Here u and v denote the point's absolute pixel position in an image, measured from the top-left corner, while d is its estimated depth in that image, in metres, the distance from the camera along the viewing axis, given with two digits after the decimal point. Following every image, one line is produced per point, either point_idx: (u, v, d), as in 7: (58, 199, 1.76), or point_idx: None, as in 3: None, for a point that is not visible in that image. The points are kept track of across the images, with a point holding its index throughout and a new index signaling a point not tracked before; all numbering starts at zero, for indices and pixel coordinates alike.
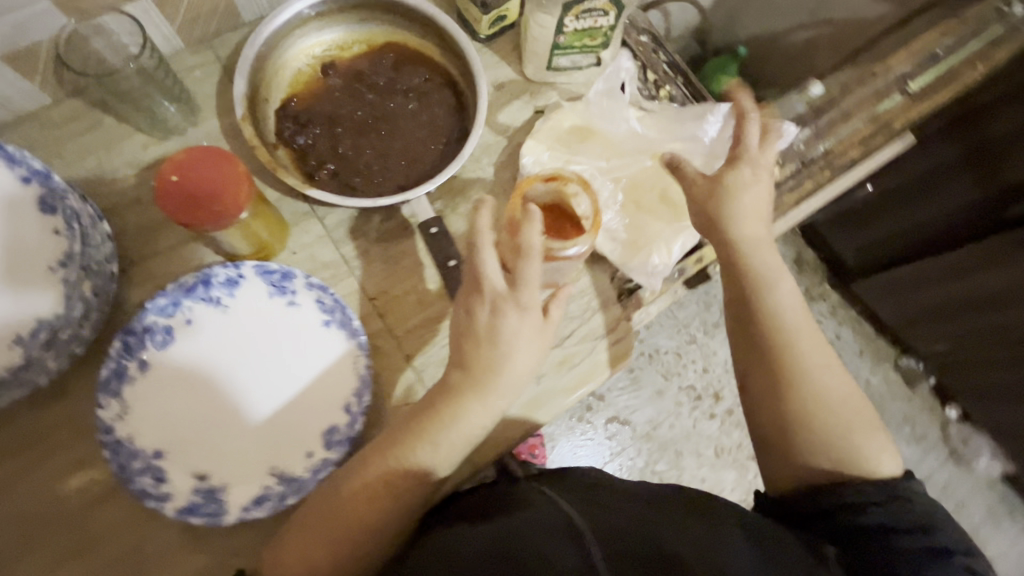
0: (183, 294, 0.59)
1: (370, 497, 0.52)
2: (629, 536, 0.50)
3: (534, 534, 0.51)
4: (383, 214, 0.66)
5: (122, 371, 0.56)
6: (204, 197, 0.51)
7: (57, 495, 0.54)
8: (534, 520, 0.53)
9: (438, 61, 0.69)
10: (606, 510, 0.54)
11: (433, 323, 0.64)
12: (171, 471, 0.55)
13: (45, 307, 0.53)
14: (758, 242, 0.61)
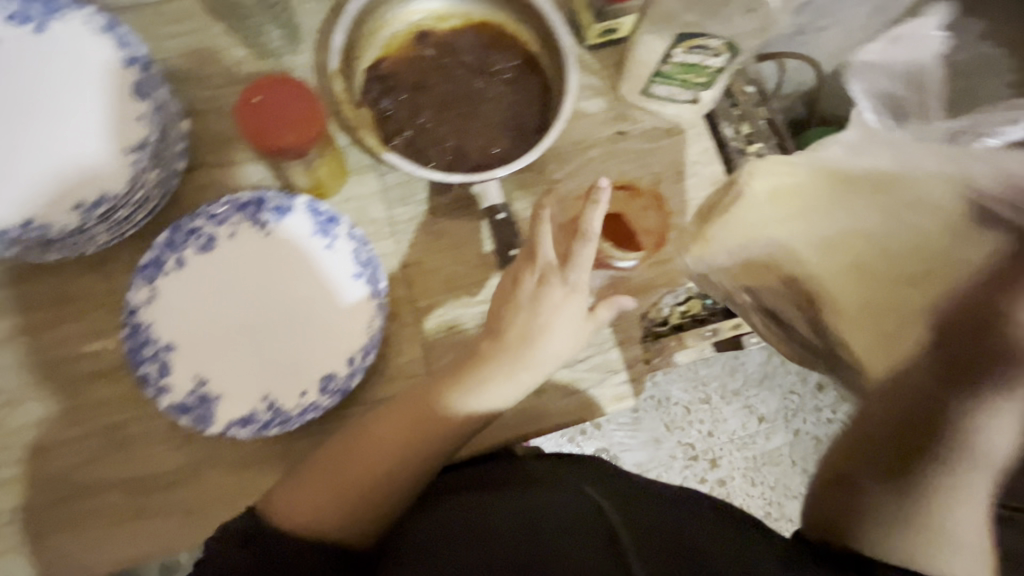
0: (235, 209, 0.61)
1: (382, 449, 0.54)
2: (654, 529, 0.53)
3: (553, 517, 0.55)
4: (440, 188, 0.66)
5: (160, 263, 0.59)
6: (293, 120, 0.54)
7: (71, 356, 0.57)
8: (559, 504, 0.58)
9: (530, 48, 0.68)
10: (637, 515, 0.56)
11: (456, 306, 0.64)
12: (175, 367, 0.58)
13: (111, 185, 0.57)
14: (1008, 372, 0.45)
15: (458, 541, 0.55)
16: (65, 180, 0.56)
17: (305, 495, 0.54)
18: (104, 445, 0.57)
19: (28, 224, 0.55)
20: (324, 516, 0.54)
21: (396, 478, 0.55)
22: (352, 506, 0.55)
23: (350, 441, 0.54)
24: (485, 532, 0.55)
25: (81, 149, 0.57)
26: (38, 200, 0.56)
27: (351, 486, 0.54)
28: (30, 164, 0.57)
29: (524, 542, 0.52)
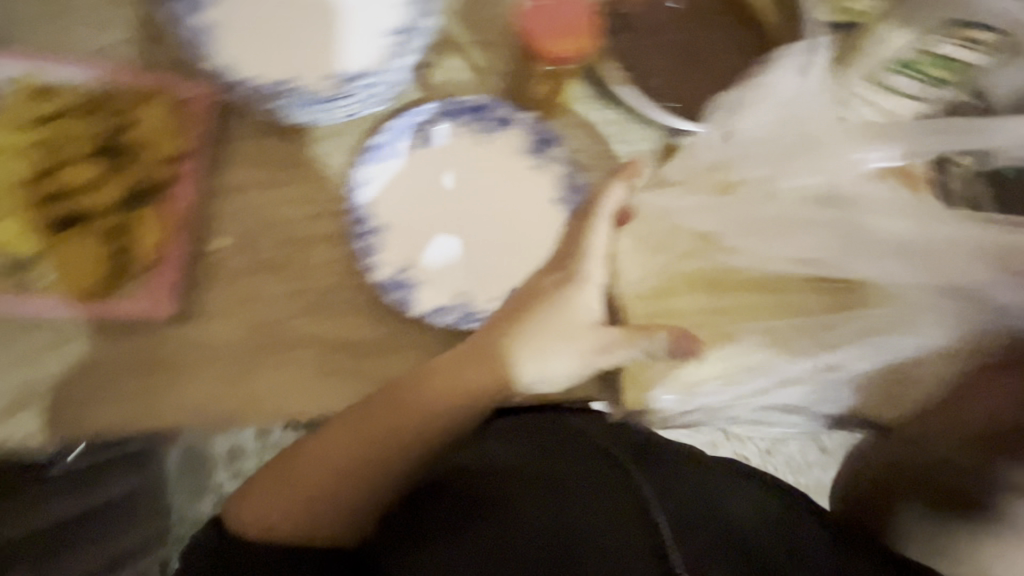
0: (457, 112, 0.64)
1: (323, 466, 0.55)
2: (690, 496, 0.48)
3: (580, 470, 0.50)
4: (648, 134, 0.67)
5: (386, 146, 0.62)
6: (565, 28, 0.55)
7: (291, 216, 0.61)
8: (587, 463, 0.50)
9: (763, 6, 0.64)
10: (674, 486, 0.49)
11: None
12: (383, 246, 0.60)
13: (365, 62, 0.59)
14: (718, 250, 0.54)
15: (468, 517, 0.49)
16: (321, 48, 0.58)
17: (269, 499, 0.55)
18: (292, 312, 0.59)
19: (288, 83, 0.57)
20: (273, 522, 0.55)
21: (372, 473, 0.55)
22: (314, 502, 0.55)
23: (287, 469, 0.56)
24: (508, 509, 0.48)
25: (340, 23, 0.59)
26: (293, 62, 0.58)
27: (300, 493, 0.55)
28: (293, 26, 0.58)
29: (544, 520, 0.47)
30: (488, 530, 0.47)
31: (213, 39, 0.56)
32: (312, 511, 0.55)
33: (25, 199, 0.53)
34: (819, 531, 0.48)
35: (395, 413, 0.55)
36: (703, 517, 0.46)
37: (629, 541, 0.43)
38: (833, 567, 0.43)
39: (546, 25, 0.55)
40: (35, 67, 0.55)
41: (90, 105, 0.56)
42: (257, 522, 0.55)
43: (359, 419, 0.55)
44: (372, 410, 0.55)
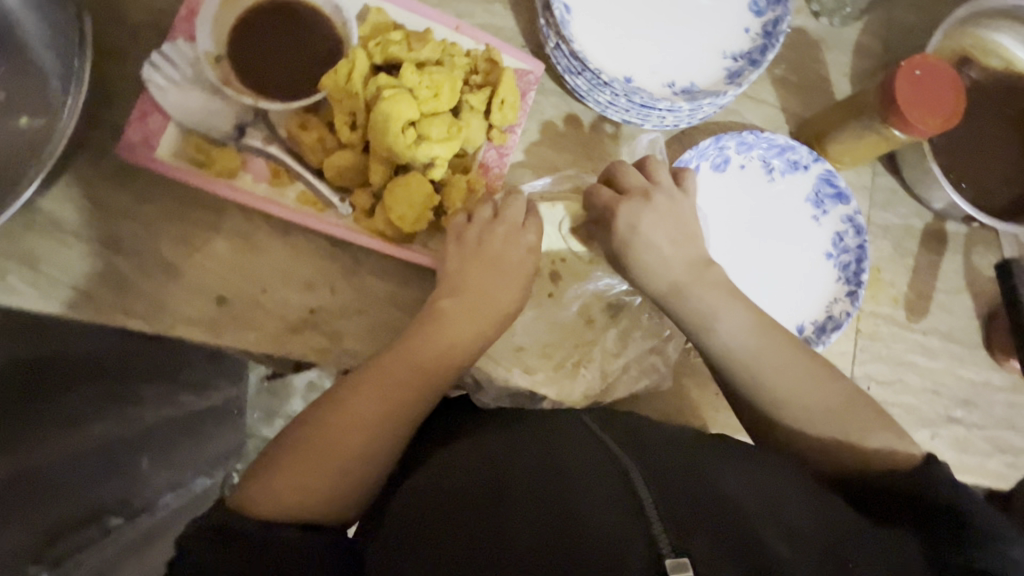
0: (764, 146, 0.64)
1: (368, 417, 0.47)
2: (681, 480, 0.42)
3: (580, 463, 0.44)
4: (918, 211, 0.69)
5: (688, 163, 0.62)
6: (935, 94, 0.53)
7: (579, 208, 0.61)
8: (582, 461, 0.44)
9: None
10: (653, 450, 0.46)
11: (889, 320, 0.67)
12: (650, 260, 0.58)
13: (703, 80, 0.59)
14: (401, 281, 0.59)
15: (469, 511, 0.42)
16: (664, 56, 0.59)
17: (287, 481, 0.44)
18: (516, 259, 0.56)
19: (625, 81, 0.58)
20: (310, 504, 0.43)
21: (377, 456, 0.47)
22: (342, 478, 0.45)
23: (323, 424, 0.46)
24: (506, 504, 0.42)
25: (686, 36, 0.60)
26: (638, 65, 0.59)
27: (331, 469, 0.45)
28: (640, 25, 0.59)
29: (543, 515, 0.40)
30: (466, 484, 0.45)
31: (571, 22, 0.57)
32: (337, 485, 0.45)
33: (389, 139, 0.52)
34: (820, 502, 0.42)
35: (463, 314, 0.53)
36: (688, 491, 0.41)
37: (619, 515, 0.38)
38: (759, 489, 0.42)
39: (914, 91, 0.53)
40: (395, 10, 0.59)
41: (452, 58, 0.57)
42: (268, 497, 0.42)
43: (430, 343, 0.51)
44: (398, 358, 0.50)
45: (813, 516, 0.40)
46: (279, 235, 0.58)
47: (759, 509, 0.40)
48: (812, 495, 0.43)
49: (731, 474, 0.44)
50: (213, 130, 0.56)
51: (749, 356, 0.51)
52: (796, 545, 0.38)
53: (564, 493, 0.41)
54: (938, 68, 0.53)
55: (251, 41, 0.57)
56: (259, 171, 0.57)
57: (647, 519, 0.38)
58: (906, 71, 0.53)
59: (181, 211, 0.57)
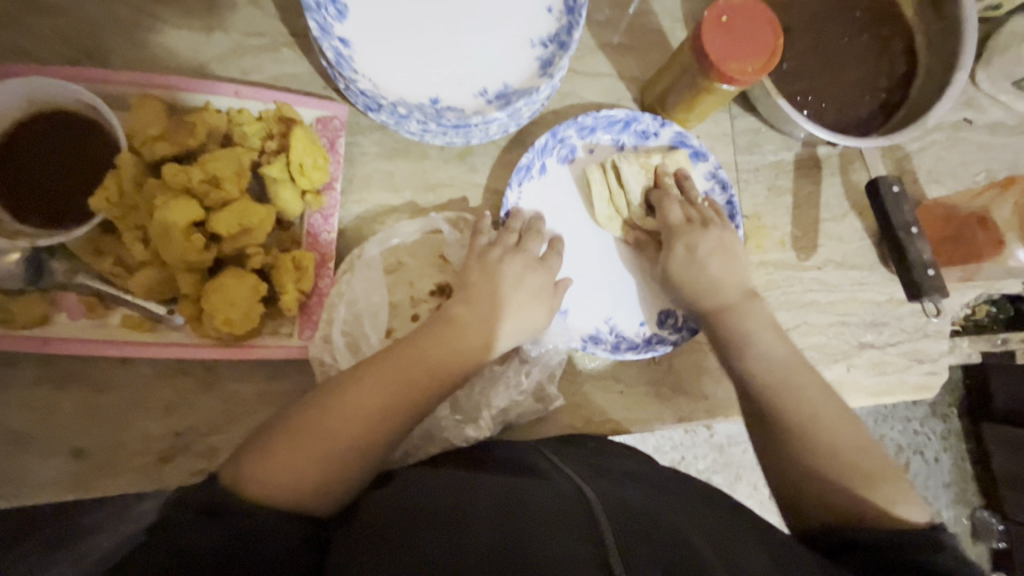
0: (605, 125, 0.60)
1: (371, 402, 0.47)
2: (644, 520, 0.41)
3: (538, 500, 0.42)
4: (786, 143, 0.66)
5: (530, 166, 0.59)
6: (746, 38, 0.49)
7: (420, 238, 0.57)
8: (552, 499, 0.43)
9: (902, 12, 0.65)
10: (612, 484, 0.47)
11: (782, 264, 0.65)
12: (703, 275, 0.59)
13: (515, 75, 0.54)
14: (257, 377, 0.55)
15: (420, 526, 0.40)
16: (467, 63, 0.54)
17: (286, 446, 0.45)
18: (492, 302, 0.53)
19: (432, 104, 0.53)
20: (300, 477, 0.44)
21: (376, 445, 0.47)
22: (325, 475, 0.44)
23: (324, 408, 0.47)
24: (462, 522, 0.40)
25: (485, 33, 0.54)
26: (440, 81, 0.53)
27: (333, 441, 0.45)
28: (432, 36, 0.53)
29: (495, 533, 0.39)
30: (421, 503, 0.43)
31: (353, 57, 0.52)
32: (321, 478, 0.44)
33: (180, 250, 0.47)
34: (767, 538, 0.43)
35: (471, 325, 0.52)
36: (654, 535, 0.39)
37: (571, 537, 0.38)
38: (712, 534, 0.41)
39: (725, 43, 0.49)
40: (166, 90, 0.53)
41: (240, 129, 0.52)
42: (260, 473, 0.43)
43: (413, 354, 0.50)
44: (394, 365, 0.49)
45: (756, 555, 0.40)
46: (121, 364, 0.54)
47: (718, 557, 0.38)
48: (764, 535, 0.43)
49: (702, 531, 0.42)
50: (7, 283, 0.51)
51: (799, 374, 0.51)
52: None
53: (521, 521, 0.40)
54: (742, 10, 0.49)
55: (15, 172, 0.51)
56: (75, 308, 0.53)
57: (604, 545, 0.37)
58: (711, 23, 0.49)
59: (8, 372, 0.53)
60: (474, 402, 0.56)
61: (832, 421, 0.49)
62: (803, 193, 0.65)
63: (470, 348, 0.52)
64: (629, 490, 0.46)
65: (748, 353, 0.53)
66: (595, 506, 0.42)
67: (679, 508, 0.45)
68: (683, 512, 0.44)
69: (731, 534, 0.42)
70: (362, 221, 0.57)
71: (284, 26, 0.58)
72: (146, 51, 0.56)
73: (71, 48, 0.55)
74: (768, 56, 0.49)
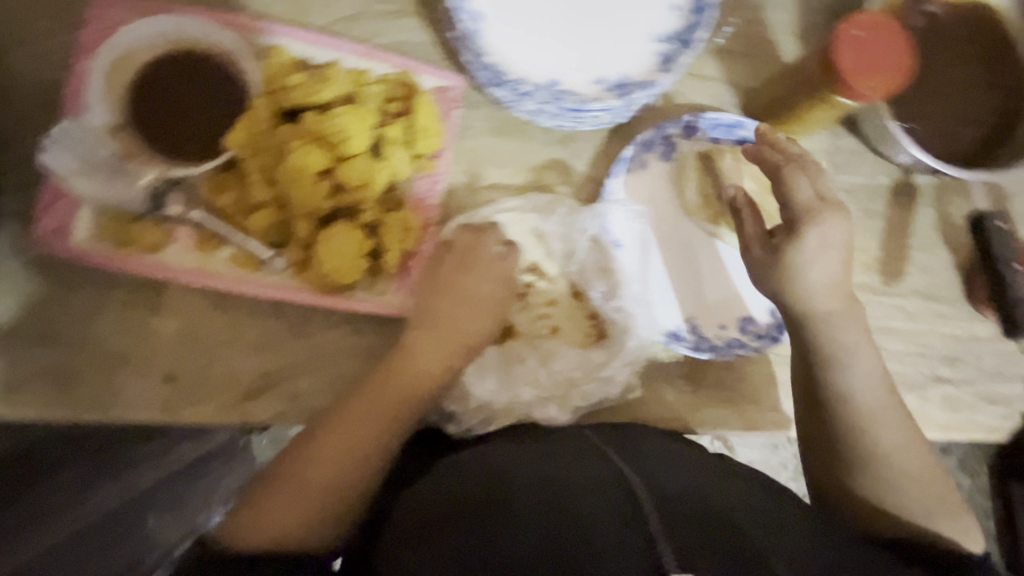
0: (709, 127, 0.60)
1: (328, 460, 0.48)
2: (690, 504, 0.43)
3: (585, 485, 0.44)
4: (883, 168, 0.65)
5: (632, 159, 0.59)
6: (876, 53, 0.49)
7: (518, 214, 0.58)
8: (594, 487, 0.44)
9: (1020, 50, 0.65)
10: (658, 465, 0.48)
11: (866, 286, 0.64)
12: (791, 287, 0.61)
13: (634, 67, 0.55)
14: (347, 330, 0.57)
15: (457, 517, 0.43)
16: (589, 50, 0.55)
17: (269, 507, 0.47)
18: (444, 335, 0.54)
19: (551, 86, 0.54)
20: (291, 529, 0.47)
21: (352, 487, 0.49)
22: (309, 523, 0.47)
23: (295, 463, 0.48)
24: (505, 510, 0.42)
25: (610, 23, 0.55)
26: (561, 64, 0.55)
27: (304, 506, 0.47)
28: (559, 20, 0.55)
29: (545, 523, 0.41)
30: (466, 486, 0.46)
31: (484, 31, 0.53)
32: (307, 526, 0.47)
33: (306, 194, 0.50)
34: (825, 533, 0.43)
35: (427, 352, 0.53)
36: (695, 515, 0.41)
37: (621, 525, 0.40)
38: (755, 509, 0.44)
39: (854, 57, 0.49)
40: (299, 44, 0.56)
41: (365, 88, 0.54)
42: (249, 532, 0.46)
43: (370, 391, 0.51)
44: (352, 412, 0.50)
45: (814, 548, 0.41)
46: (220, 300, 0.56)
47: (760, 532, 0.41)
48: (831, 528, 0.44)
49: (741, 506, 0.44)
50: (130, 206, 0.54)
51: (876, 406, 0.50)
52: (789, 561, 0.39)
53: (566, 514, 0.41)
54: (874, 26, 0.49)
55: (150, 104, 0.53)
56: (186, 240, 0.55)
57: (652, 532, 0.39)
58: (842, 37, 0.49)
59: (112, 292, 0.55)
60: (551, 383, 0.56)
61: (897, 448, 0.50)
62: (895, 219, 0.65)
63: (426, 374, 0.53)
64: (672, 471, 0.47)
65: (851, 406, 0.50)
66: (637, 489, 0.43)
67: (715, 483, 0.47)
68: (719, 486, 0.47)
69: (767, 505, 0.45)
70: (464, 191, 0.58)
71: None
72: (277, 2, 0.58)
73: None
74: (897, 73, 0.49)
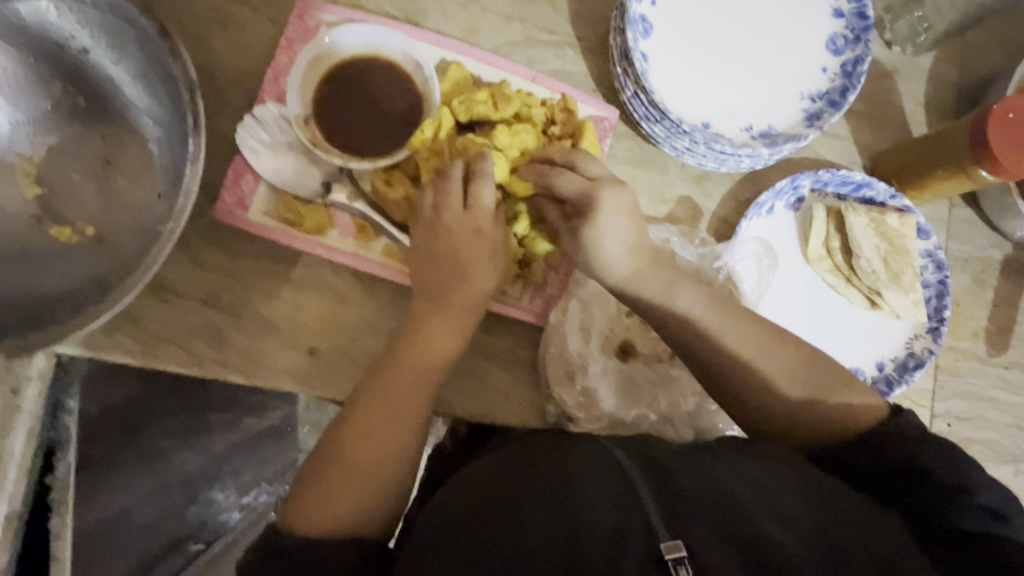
0: (839, 183, 0.64)
1: (368, 438, 0.48)
2: (689, 487, 0.43)
3: (590, 474, 0.44)
4: (997, 242, 0.68)
5: (765, 205, 0.63)
6: None
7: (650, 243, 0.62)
8: (592, 474, 0.44)
9: None
10: (662, 453, 0.47)
11: (971, 353, 0.66)
12: (910, 343, 0.63)
13: (782, 119, 0.59)
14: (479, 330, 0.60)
15: (476, 509, 0.43)
16: (742, 99, 0.59)
17: (317, 500, 0.45)
18: (466, 313, 0.54)
19: (704, 127, 0.58)
20: (346, 524, 0.45)
21: (391, 472, 0.48)
22: (364, 509, 0.46)
23: (330, 454, 0.48)
24: (517, 507, 0.42)
25: (764, 76, 0.60)
26: (715, 109, 0.59)
27: (354, 490, 0.46)
28: (718, 69, 0.59)
29: (552, 509, 0.42)
30: (484, 482, 0.46)
31: (650, 71, 0.57)
32: (361, 511, 0.46)
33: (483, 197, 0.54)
34: (806, 482, 0.45)
35: (445, 332, 0.52)
36: (701, 503, 0.42)
37: (621, 511, 0.41)
38: (755, 482, 0.44)
39: (1006, 136, 0.53)
40: (475, 63, 0.61)
41: (531, 109, 0.59)
42: (302, 519, 0.45)
43: (391, 371, 0.50)
44: (374, 390, 0.50)
45: (805, 511, 0.42)
46: (366, 285, 0.60)
47: (762, 511, 0.42)
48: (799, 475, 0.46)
49: (743, 485, 0.44)
50: (304, 189, 0.58)
51: (764, 369, 0.51)
52: (791, 533, 0.40)
53: (573, 504, 0.42)
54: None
55: (336, 100, 0.58)
56: (346, 226, 0.59)
57: (653, 526, 0.40)
58: (997, 116, 0.53)
59: (272, 268, 0.59)
60: (668, 406, 0.59)
61: (784, 386, 0.51)
62: (1005, 292, 0.67)
63: (445, 351, 0.52)
64: (672, 455, 0.47)
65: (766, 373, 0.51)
66: (636, 484, 0.43)
67: (709, 458, 0.46)
68: (718, 463, 0.46)
69: (767, 478, 0.45)
70: None
71: (576, 29, 0.65)
72: (456, 23, 0.63)
73: (395, 5, 0.63)
74: None
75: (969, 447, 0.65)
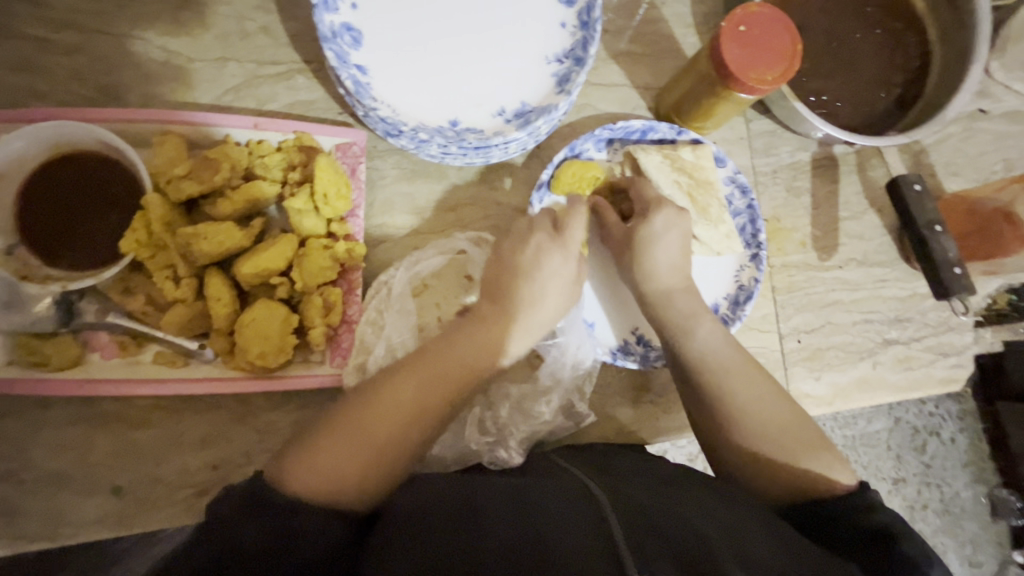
0: (622, 135, 0.59)
1: (398, 400, 0.44)
2: (646, 515, 0.37)
3: (561, 503, 0.38)
4: (802, 144, 0.65)
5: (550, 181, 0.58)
6: (763, 44, 0.49)
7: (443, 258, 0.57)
8: (563, 505, 0.38)
9: (916, 6, 0.65)
10: (626, 485, 0.42)
11: (804, 263, 0.65)
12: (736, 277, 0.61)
13: (534, 90, 0.54)
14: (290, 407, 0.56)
15: (433, 525, 0.36)
16: (485, 82, 0.54)
17: (323, 449, 0.42)
18: (500, 328, 0.50)
19: (451, 126, 0.53)
20: (341, 483, 0.41)
21: (392, 464, 0.43)
22: (360, 476, 0.42)
23: (358, 403, 0.44)
24: (479, 520, 0.36)
25: (500, 50, 0.54)
26: (458, 102, 0.53)
27: (365, 444, 0.42)
28: (449, 58, 0.54)
29: (517, 522, 0.36)
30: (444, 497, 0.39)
31: (371, 84, 0.52)
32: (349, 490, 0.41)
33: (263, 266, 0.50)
34: (772, 527, 0.38)
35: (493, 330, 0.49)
36: (662, 535, 0.35)
37: (595, 529, 0.35)
38: (718, 519, 0.37)
39: (742, 51, 0.49)
40: (186, 125, 0.53)
41: (262, 162, 0.53)
42: (304, 468, 0.41)
43: (447, 343, 0.48)
44: (420, 358, 0.47)
45: (771, 550, 0.35)
46: (155, 400, 0.54)
47: (721, 539, 0.35)
48: (781, 534, 0.38)
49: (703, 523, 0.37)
50: (34, 329, 0.50)
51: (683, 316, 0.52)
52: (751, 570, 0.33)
53: (538, 523, 0.35)
54: (757, 16, 0.49)
55: (43, 215, 0.51)
56: (104, 348, 0.53)
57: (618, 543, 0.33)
58: (728, 32, 0.49)
59: (48, 414, 0.53)
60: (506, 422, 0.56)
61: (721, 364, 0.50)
62: (823, 191, 0.65)
63: (482, 355, 0.48)
64: (634, 492, 0.40)
65: (691, 351, 0.51)
66: (605, 519, 0.36)
67: (678, 499, 0.40)
68: (683, 502, 0.39)
69: (732, 518, 0.38)
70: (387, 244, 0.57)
71: (299, 52, 0.58)
72: (164, 85, 0.56)
73: (88, 87, 0.55)
74: (789, 61, 0.49)
75: (823, 356, 0.64)
